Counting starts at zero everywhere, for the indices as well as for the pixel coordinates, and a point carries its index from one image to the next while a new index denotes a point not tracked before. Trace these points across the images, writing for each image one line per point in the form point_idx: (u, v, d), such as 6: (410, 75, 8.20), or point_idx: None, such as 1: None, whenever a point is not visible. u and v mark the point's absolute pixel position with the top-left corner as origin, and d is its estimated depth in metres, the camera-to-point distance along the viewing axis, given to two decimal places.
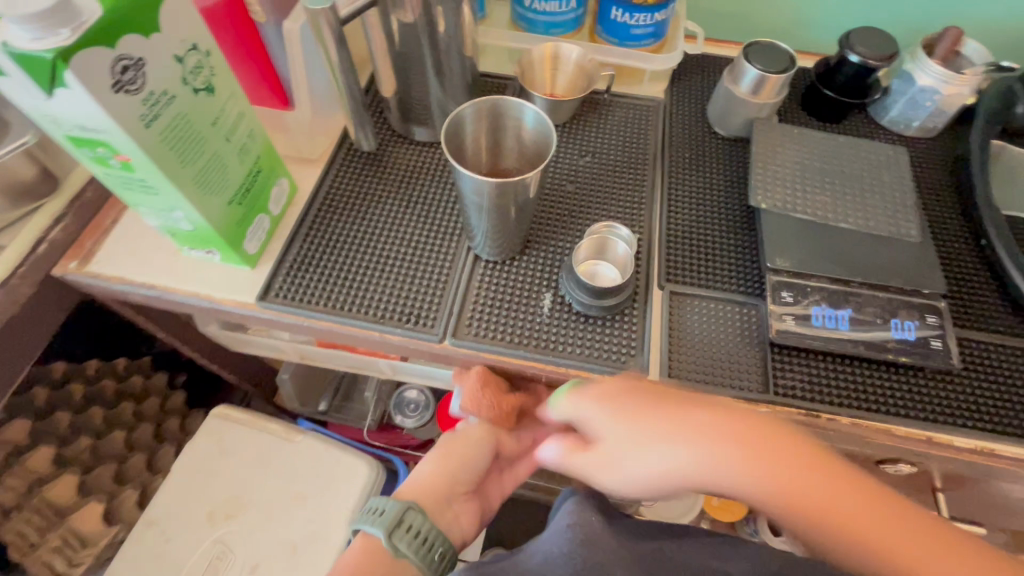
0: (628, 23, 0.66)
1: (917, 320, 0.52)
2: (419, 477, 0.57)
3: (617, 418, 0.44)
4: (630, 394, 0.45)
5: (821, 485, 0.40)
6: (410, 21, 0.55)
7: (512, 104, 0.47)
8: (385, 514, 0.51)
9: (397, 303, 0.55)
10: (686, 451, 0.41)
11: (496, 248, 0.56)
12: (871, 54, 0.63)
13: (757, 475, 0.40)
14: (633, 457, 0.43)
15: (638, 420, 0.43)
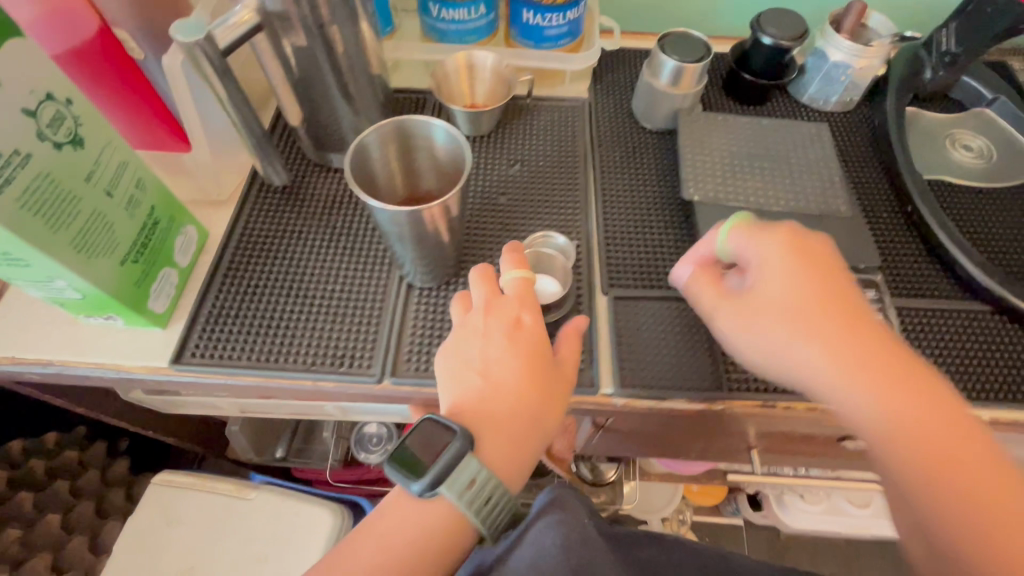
0: (541, 24, 0.65)
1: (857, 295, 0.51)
2: (524, 445, 0.44)
3: (784, 268, 0.41)
4: (815, 254, 0.42)
5: (949, 442, 0.35)
6: (304, 44, 0.51)
7: (420, 123, 0.43)
8: (482, 493, 0.41)
9: (329, 345, 0.52)
10: (809, 297, 0.40)
11: (428, 273, 0.53)
12: (782, 35, 0.63)
13: (888, 383, 0.37)
14: (775, 308, 0.41)
15: (804, 278, 0.41)
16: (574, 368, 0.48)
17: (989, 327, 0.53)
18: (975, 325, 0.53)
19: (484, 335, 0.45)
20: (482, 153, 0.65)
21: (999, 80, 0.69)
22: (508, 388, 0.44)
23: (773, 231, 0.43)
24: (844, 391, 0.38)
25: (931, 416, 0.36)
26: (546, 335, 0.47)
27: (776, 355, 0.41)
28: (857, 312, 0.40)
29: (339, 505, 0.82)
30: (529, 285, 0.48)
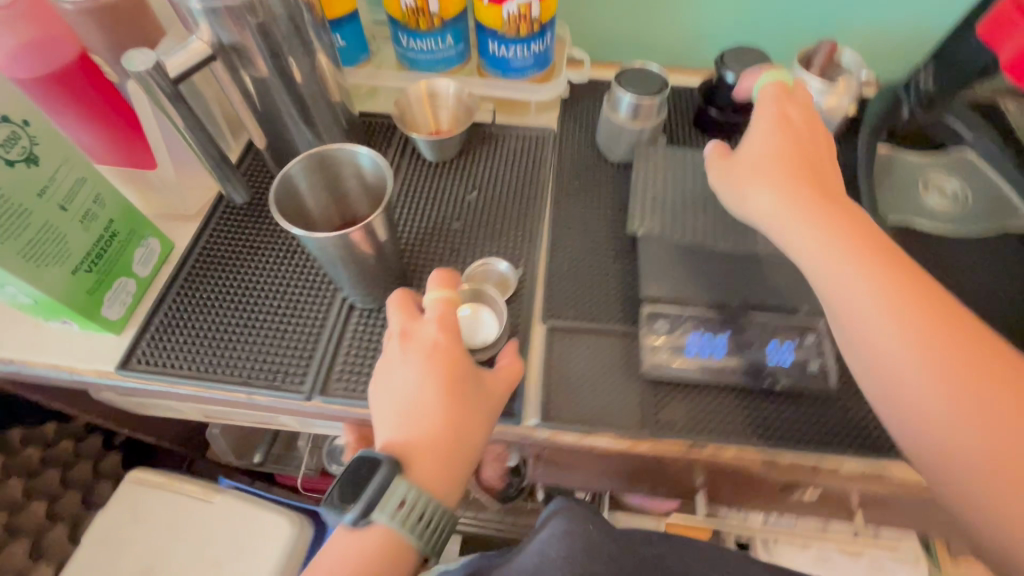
0: (506, 56, 0.66)
1: (795, 340, 0.50)
2: (456, 458, 0.43)
3: (765, 130, 0.48)
4: (796, 118, 0.49)
5: (900, 275, 0.39)
6: (262, 75, 0.53)
7: (339, 151, 0.44)
8: (414, 514, 0.41)
9: (266, 360, 0.53)
10: (781, 154, 0.46)
11: (366, 295, 0.54)
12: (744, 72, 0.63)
13: (854, 239, 0.41)
14: (755, 162, 0.47)
15: (786, 140, 0.47)
16: (501, 386, 0.47)
17: None
18: None
19: (401, 360, 0.45)
20: (443, 179, 0.67)
21: (982, 121, 0.66)
22: (425, 411, 0.43)
23: (770, 91, 0.51)
24: (810, 233, 0.42)
25: (885, 256, 0.40)
26: (465, 353, 0.46)
27: (754, 206, 0.46)
28: (824, 172, 0.46)
29: (300, 515, 0.83)
30: (450, 305, 0.46)
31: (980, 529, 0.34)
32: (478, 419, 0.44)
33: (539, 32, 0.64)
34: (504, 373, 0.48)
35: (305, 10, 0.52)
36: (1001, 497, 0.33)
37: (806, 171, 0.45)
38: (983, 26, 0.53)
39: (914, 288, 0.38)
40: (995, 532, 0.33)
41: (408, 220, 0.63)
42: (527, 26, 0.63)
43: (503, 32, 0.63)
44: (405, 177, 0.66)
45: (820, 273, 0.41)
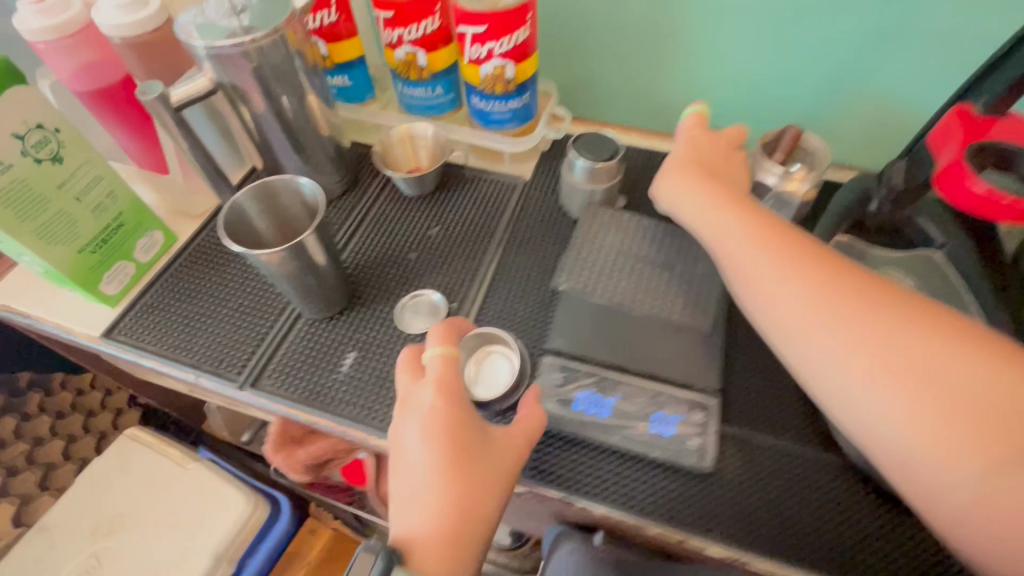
0: (486, 108, 0.72)
1: (682, 415, 0.52)
2: (459, 534, 0.41)
3: (684, 145, 0.59)
4: (711, 138, 0.60)
5: (793, 245, 0.47)
6: (259, 110, 0.63)
7: (281, 181, 0.52)
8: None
9: (218, 348, 0.61)
10: (694, 161, 0.57)
11: (310, 308, 0.61)
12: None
13: (756, 225, 0.49)
14: (672, 169, 0.58)
15: (697, 152, 0.58)
16: (510, 455, 0.46)
17: (834, 483, 0.50)
18: (817, 477, 0.50)
19: (406, 427, 0.45)
20: (413, 211, 0.73)
21: (955, 224, 0.64)
22: (424, 484, 0.42)
23: (685, 121, 0.62)
24: (722, 223, 0.52)
25: (773, 230, 0.49)
26: (464, 418, 0.45)
27: (681, 203, 0.56)
28: (726, 173, 0.58)
29: (258, 497, 0.91)
30: (450, 365, 0.47)
31: (950, 484, 0.36)
32: (483, 489, 0.43)
33: (516, 92, 0.70)
34: (515, 436, 0.47)
35: (297, 60, 0.62)
36: (920, 410, 0.37)
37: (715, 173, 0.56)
38: (935, 131, 0.53)
39: (805, 257, 0.46)
40: (929, 451, 0.36)
41: (371, 244, 0.69)
42: (503, 85, 0.69)
43: (481, 88, 0.70)
44: (381, 206, 0.73)
45: (733, 255, 0.50)
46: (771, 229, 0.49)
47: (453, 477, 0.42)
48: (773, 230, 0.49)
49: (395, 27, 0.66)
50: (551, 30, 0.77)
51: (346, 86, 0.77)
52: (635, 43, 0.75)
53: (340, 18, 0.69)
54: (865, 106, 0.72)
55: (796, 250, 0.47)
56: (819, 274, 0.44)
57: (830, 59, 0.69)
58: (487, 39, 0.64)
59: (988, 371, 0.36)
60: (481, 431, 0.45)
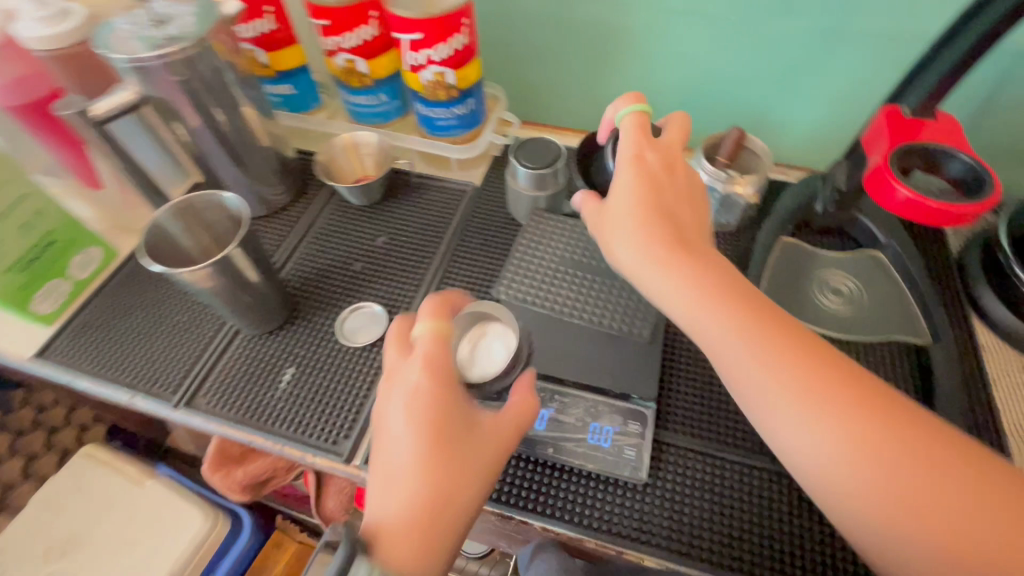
0: (431, 115, 0.71)
1: (617, 425, 0.51)
2: (432, 528, 0.38)
3: (631, 176, 0.47)
4: (656, 159, 0.49)
5: (760, 316, 0.38)
6: (192, 124, 0.61)
7: (203, 197, 0.53)
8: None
9: (153, 367, 0.60)
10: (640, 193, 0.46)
11: (246, 324, 0.60)
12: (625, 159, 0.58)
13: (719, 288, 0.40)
14: (615, 213, 0.46)
15: (645, 180, 0.46)
16: (498, 444, 0.42)
17: (771, 492, 0.49)
18: (754, 486, 0.49)
19: (390, 404, 0.42)
20: (360, 221, 0.72)
21: (899, 224, 0.64)
22: (402, 469, 0.39)
23: (629, 139, 0.50)
24: (660, 279, 0.42)
25: (746, 299, 0.39)
26: (451, 399, 0.41)
27: (629, 256, 0.44)
28: (678, 204, 0.46)
29: (218, 512, 0.90)
30: (439, 340, 0.44)
31: None
32: (463, 479, 0.39)
33: (460, 99, 0.69)
34: (505, 424, 0.43)
35: (228, 72, 0.61)
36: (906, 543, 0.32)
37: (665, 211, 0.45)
38: (867, 133, 0.53)
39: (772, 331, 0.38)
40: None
41: (313, 257, 0.68)
42: (445, 92, 0.68)
43: (424, 95, 0.69)
44: (326, 217, 0.72)
45: (700, 328, 0.40)
46: (716, 284, 0.41)
47: (435, 459, 0.39)
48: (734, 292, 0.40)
49: (331, 35, 0.65)
50: (497, 36, 0.77)
51: (290, 94, 0.76)
52: (581, 48, 0.74)
53: (279, 26, 0.68)
54: (810, 107, 0.72)
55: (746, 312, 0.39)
56: (772, 346, 0.37)
57: (772, 62, 0.69)
58: (424, 46, 0.63)
59: (987, 501, 0.31)
60: (468, 413, 0.42)
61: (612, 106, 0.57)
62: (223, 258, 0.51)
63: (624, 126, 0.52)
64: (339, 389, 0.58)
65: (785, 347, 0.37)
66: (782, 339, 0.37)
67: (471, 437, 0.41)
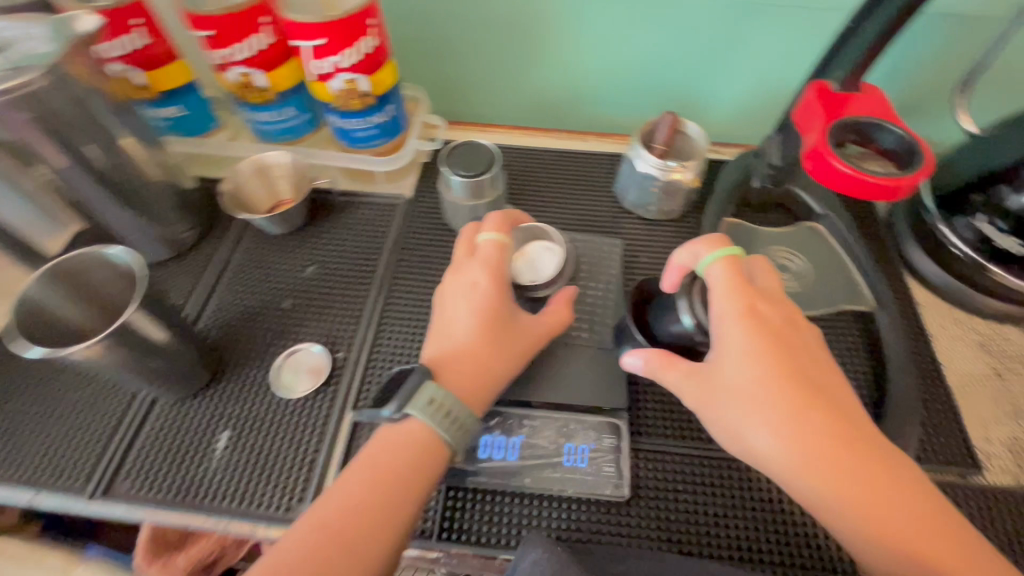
0: (347, 127, 0.65)
1: (592, 442, 0.49)
2: (483, 379, 0.46)
3: (746, 342, 0.40)
4: (768, 311, 0.42)
5: (830, 426, 0.37)
6: (60, 166, 0.52)
7: (83, 257, 0.46)
8: (443, 409, 0.43)
9: (53, 459, 0.51)
10: (743, 347, 0.40)
11: (163, 391, 0.52)
12: (701, 307, 0.44)
13: (792, 396, 0.38)
14: (726, 387, 0.40)
15: (767, 347, 0.40)
16: (536, 333, 0.50)
17: (751, 485, 0.48)
18: (737, 483, 0.48)
19: (452, 297, 0.50)
20: (286, 250, 0.65)
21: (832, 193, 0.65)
22: (462, 332, 0.48)
23: (725, 287, 0.42)
24: (747, 420, 0.39)
25: (817, 402, 0.38)
26: (503, 298, 0.49)
27: (734, 425, 0.39)
28: (806, 369, 0.40)
29: None
30: (499, 247, 0.52)
31: None
32: (505, 350, 0.48)
33: (377, 105, 0.63)
34: (543, 322, 0.51)
35: (93, 98, 0.51)
36: None
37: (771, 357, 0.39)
38: (798, 110, 0.52)
39: (838, 436, 0.37)
40: None
41: (235, 300, 0.61)
42: (359, 101, 0.61)
43: (336, 106, 0.62)
44: (244, 252, 0.65)
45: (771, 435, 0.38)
46: (816, 419, 0.37)
47: (488, 327, 0.48)
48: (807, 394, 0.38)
49: (218, 47, 0.57)
50: (412, 34, 0.71)
51: (180, 116, 0.67)
52: (503, 40, 0.70)
53: (153, 40, 0.59)
54: (737, 83, 0.72)
55: (854, 460, 0.36)
56: (873, 499, 0.35)
57: (695, 39, 0.68)
58: (327, 53, 0.56)
59: None
60: (512, 310, 0.50)
61: (689, 244, 0.46)
62: (119, 326, 0.44)
63: (717, 268, 0.43)
64: (284, 448, 0.52)
65: (848, 453, 0.36)
66: (851, 447, 0.37)
67: (518, 320, 0.49)
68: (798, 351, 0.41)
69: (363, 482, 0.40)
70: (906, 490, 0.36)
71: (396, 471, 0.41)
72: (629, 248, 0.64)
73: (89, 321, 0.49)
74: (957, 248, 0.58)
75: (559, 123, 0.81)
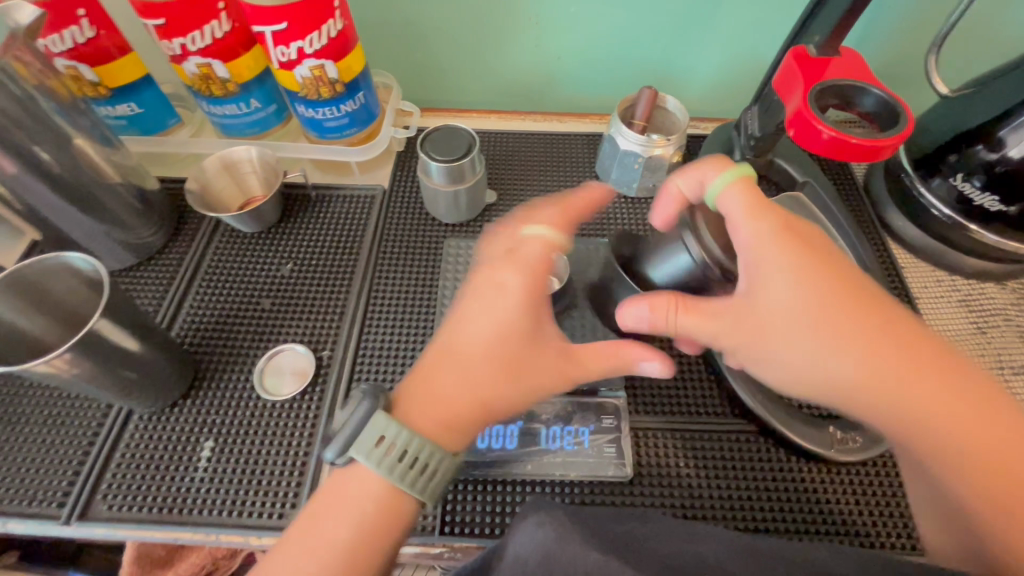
0: (316, 117, 0.62)
1: (591, 424, 0.49)
2: (474, 413, 0.38)
3: (795, 266, 0.37)
4: (793, 222, 0.39)
5: (874, 326, 0.36)
6: (10, 172, 0.49)
7: (37, 265, 0.43)
8: (406, 459, 0.35)
9: (22, 482, 0.48)
10: (773, 262, 0.37)
11: (137, 402, 0.49)
12: (714, 244, 0.44)
13: (828, 304, 0.36)
14: (783, 314, 0.37)
15: (798, 255, 0.37)
16: (552, 371, 0.41)
17: (751, 453, 0.48)
18: (739, 456, 0.48)
19: (480, 295, 0.40)
20: (264, 249, 0.62)
21: (810, 162, 0.66)
22: (471, 347, 0.39)
23: (740, 208, 0.40)
24: (811, 348, 0.36)
25: (858, 304, 0.36)
26: (534, 314, 0.40)
27: (774, 350, 0.38)
28: (841, 271, 0.38)
29: None
30: (545, 247, 0.42)
31: None
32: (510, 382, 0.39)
33: (347, 93, 0.60)
34: (568, 360, 0.42)
35: (39, 96, 0.48)
36: None
37: (802, 265, 0.37)
38: (778, 77, 0.52)
39: (885, 333, 0.35)
40: None
41: (216, 300, 0.58)
42: (327, 89, 0.59)
43: (303, 95, 0.59)
44: (218, 252, 0.62)
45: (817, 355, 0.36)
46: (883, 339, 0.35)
47: (499, 356, 0.39)
48: (847, 297, 0.36)
49: (172, 37, 0.54)
50: (379, 19, 0.68)
51: (136, 114, 0.63)
52: (474, 20, 0.67)
53: (100, 33, 0.55)
54: (713, 57, 0.71)
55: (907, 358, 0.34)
56: (932, 396, 0.34)
57: (670, 14, 0.67)
58: (291, 38, 0.53)
59: None
60: (539, 332, 0.40)
61: (695, 172, 0.44)
62: (83, 335, 0.41)
63: (731, 193, 0.41)
64: (272, 453, 0.50)
65: (896, 351, 0.35)
66: (898, 342, 0.35)
67: (540, 342, 0.40)
68: (828, 255, 0.38)
69: (318, 558, 0.34)
70: (960, 378, 0.34)
71: (363, 555, 0.35)
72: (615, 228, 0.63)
73: (53, 334, 0.46)
74: (936, 209, 0.58)
75: (537, 106, 0.79)
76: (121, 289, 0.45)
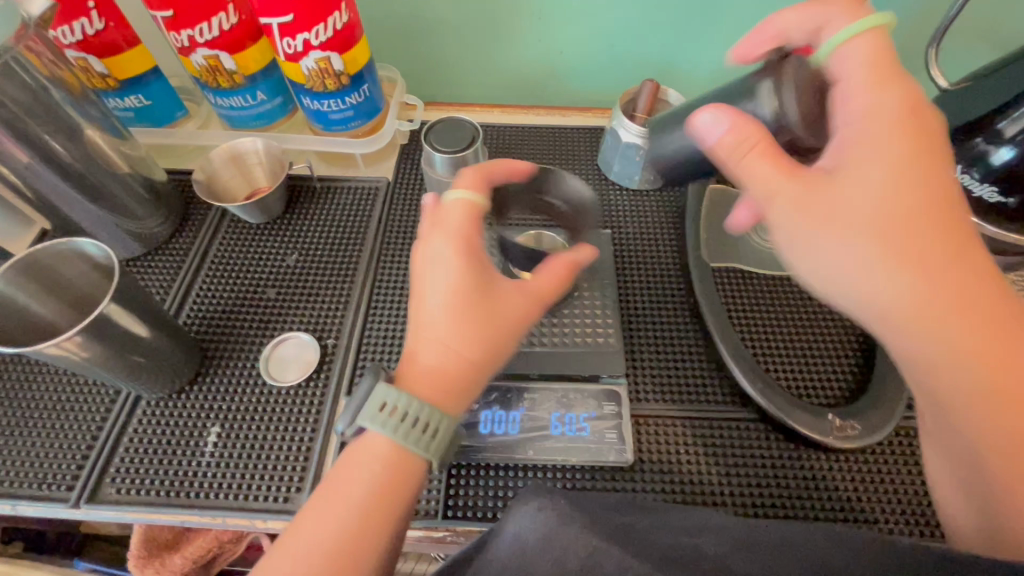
0: (322, 109, 0.63)
1: (592, 410, 0.49)
2: (474, 365, 0.38)
3: (893, 163, 0.34)
4: (913, 106, 0.36)
5: (960, 254, 0.32)
6: (22, 160, 0.50)
7: (48, 249, 0.44)
8: (410, 424, 0.36)
9: (33, 465, 0.49)
10: (871, 154, 0.34)
11: (146, 388, 0.50)
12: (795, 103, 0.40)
13: (919, 215, 0.32)
14: (857, 216, 0.33)
15: (895, 154, 0.34)
16: (521, 309, 0.41)
17: (751, 441, 0.49)
18: (737, 443, 0.49)
19: (423, 270, 0.40)
20: (270, 239, 0.63)
21: None
22: (440, 314, 0.38)
23: (865, 70, 0.37)
24: (887, 253, 0.32)
25: (948, 226, 0.33)
26: (477, 269, 0.39)
27: (842, 250, 0.33)
28: (934, 184, 0.34)
29: None
30: (467, 208, 0.41)
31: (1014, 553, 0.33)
32: (490, 334, 0.39)
33: (352, 86, 0.61)
34: (527, 293, 0.41)
35: (51, 86, 0.49)
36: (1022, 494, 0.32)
37: (894, 168, 0.33)
38: None
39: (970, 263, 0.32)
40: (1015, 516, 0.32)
41: (220, 289, 0.59)
42: (333, 81, 0.60)
43: (309, 87, 0.60)
44: (222, 244, 0.62)
45: (893, 261, 0.32)
46: (966, 265, 0.32)
47: (467, 314, 0.38)
48: (941, 214, 0.33)
49: (180, 29, 0.55)
50: (384, 13, 0.68)
51: (144, 106, 0.64)
52: (478, 16, 0.68)
53: (110, 24, 0.56)
54: (714, 52, 0.72)
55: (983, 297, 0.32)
56: (994, 343, 0.31)
57: (672, 9, 0.67)
58: (297, 30, 0.54)
59: None
60: (489, 280, 0.40)
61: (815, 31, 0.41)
62: (93, 318, 0.42)
63: (861, 51, 0.38)
64: (278, 438, 0.50)
65: (975, 285, 0.32)
66: (978, 277, 0.32)
67: (496, 288, 0.40)
68: (933, 162, 0.34)
69: (331, 536, 0.34)
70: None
71: (376, 529, 0.35)
72: (618, 220, 0.64)
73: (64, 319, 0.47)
74: None
75: (540, 101, 0.80)
76: (130, 275, 0.46)
